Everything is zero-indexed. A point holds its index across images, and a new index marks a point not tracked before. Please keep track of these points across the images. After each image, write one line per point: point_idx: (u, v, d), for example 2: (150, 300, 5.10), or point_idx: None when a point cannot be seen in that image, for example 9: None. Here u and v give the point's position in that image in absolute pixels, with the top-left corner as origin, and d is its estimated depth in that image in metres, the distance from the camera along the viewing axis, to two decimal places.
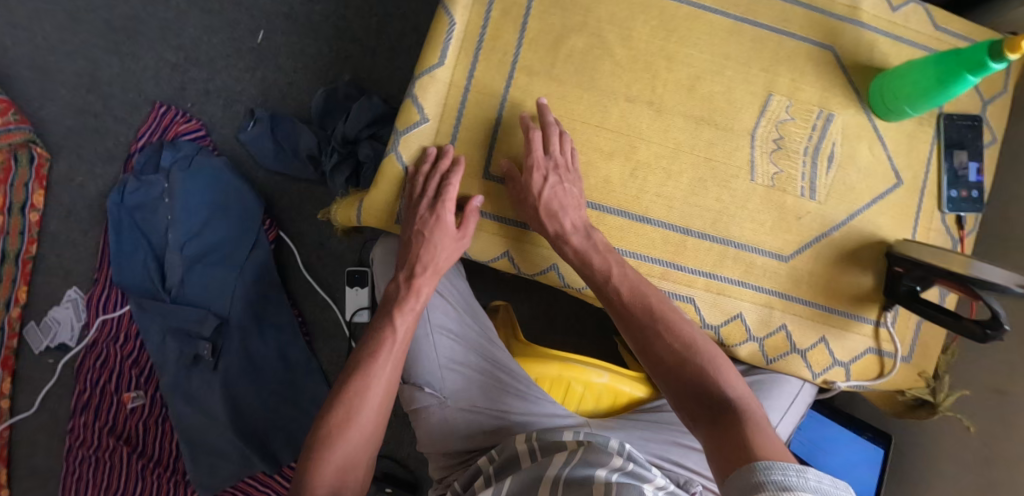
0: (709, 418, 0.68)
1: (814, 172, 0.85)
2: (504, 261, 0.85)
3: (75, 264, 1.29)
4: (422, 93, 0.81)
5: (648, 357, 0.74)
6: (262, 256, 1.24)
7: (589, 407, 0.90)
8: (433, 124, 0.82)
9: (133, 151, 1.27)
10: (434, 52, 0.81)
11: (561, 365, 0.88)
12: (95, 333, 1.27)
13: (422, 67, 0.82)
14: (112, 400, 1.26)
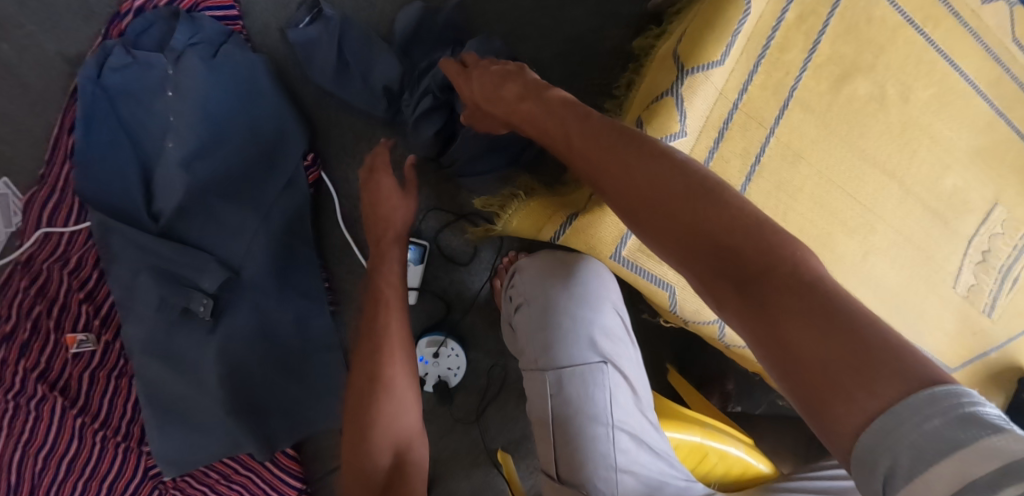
0: (740, 299, 0.48)
1: (999, 291, 0.79)
2: (711, 325, 0.70)
3: (13, 145, 0.95)
4: (691, 99, 0.63)
5: (660, 226, 0.53)
6: (297, 199, 0.96)
7: (714, 478, 0.80)
8: (689, 140, 0.65)
9: (125, 13, 0.93)
10: (716, 48, 0.63)
11: (704, 433, 0.79)
12: (30, 249, 0.93)
13: (695, 61, 0.63)
14: (48, 337, 0.93)
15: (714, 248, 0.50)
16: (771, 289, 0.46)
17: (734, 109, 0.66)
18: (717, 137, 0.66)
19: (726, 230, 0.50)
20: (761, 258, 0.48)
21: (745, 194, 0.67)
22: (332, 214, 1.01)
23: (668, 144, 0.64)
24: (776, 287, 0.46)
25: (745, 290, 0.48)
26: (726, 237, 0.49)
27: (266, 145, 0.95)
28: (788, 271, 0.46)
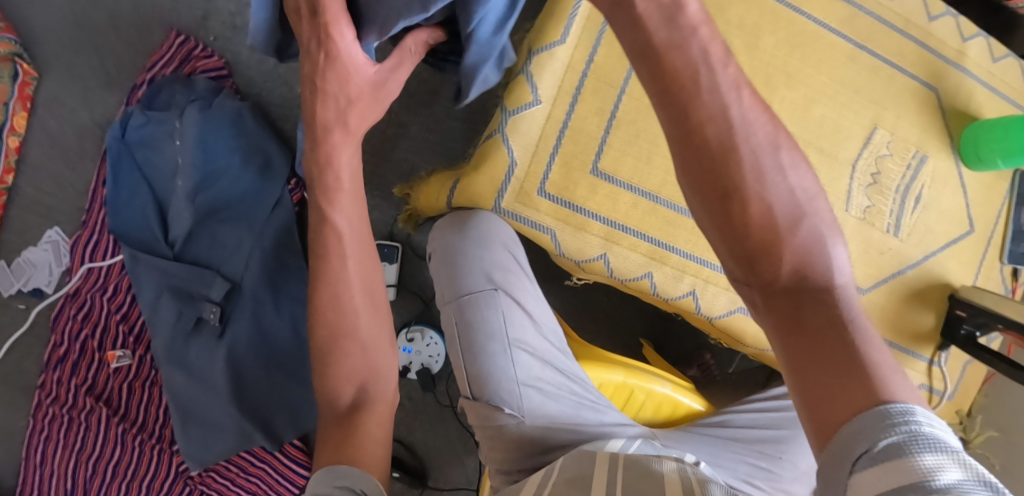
0: (790, 306, 0.53)
1: (901, 211, 0.86)
2: (598, 265, 0.80)
3: (56, 200, 1.14)
4: (538, 70, 0.77)
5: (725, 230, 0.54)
6: (285, 219, 1.13)
7: (646, 415, 0.90)
8: (544, 107, 0.78)
9: (139, 83, 1.13)
10: (557, 28, 0.78)
11: (626, 373, 0.87)
12: (77, 281, 1.13)
13: (541, 43, 0.78)
14: (93, 356, 1.13)
15: (727, 215, 0.53)
16: (773, 257, 0.53)
17: (583, 75, 0.78)
18: (572, 100, 0.78)
19: (750, 200, 0.53)
20: (795, 239, 0.53)
21: (605, 147, 0.78)
22: None
23: (525, 111, 0.77)
24: (773, 260, 0.53)
25: (734, 251, 0.54)
26: (759, 238, 0.53)
27: (257, 177, 1.12)
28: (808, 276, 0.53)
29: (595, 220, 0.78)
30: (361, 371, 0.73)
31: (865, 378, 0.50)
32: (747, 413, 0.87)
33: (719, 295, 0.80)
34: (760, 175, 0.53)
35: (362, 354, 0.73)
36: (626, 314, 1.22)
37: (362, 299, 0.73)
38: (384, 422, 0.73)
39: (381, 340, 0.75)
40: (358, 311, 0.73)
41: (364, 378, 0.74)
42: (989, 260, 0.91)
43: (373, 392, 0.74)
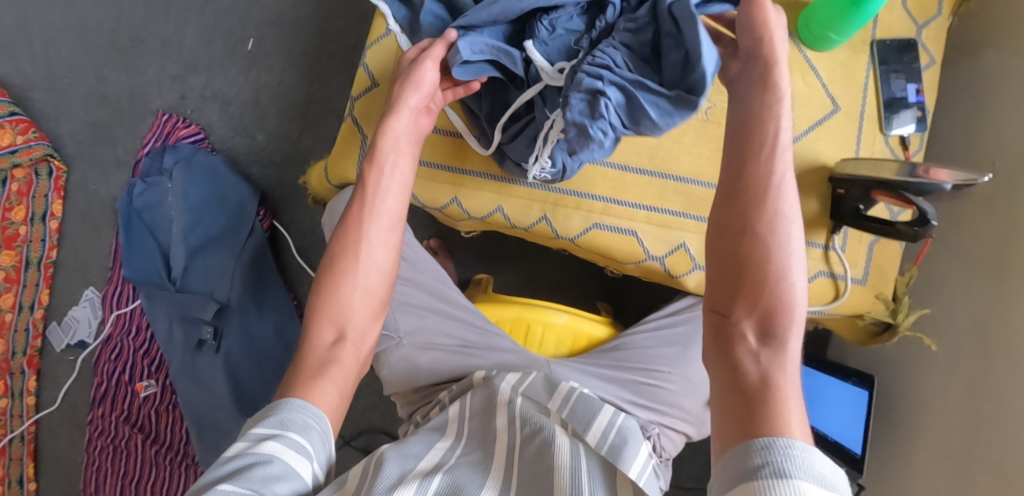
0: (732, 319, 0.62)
1: None
2: (451, 206, 0.94)
3: (90, 264, 1.40)
4: (371, 63, 0.96)
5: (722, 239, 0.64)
6: (258, 243, 1.32)
7: (551, 350, 0.96)
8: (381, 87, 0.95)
9: (140, 158, 1.38)
10: (383, 26, 0.96)
11: (522, 307, 0.97)
12: (110, 328, 1.36)
13: (374, 40, 0.96)
14: (127, 389, 1.34)
15: (726, 234, 0.64)
16: (761, 298, 0.61)
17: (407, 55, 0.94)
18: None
19: (768, 253, 0.62)
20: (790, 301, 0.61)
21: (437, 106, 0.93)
22: (289, 251, 1.36)
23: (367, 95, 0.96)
24: (768, 296, 0.61)
25: (724, 291, 0.63)
26: (739, 250, 0.63)
27: (234, 212, 1.33)
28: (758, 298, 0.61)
29: (441, 170, 0.93)
30: (345, 319, 0.76)
31: (770, 412, 0.56)
32: (643, 334, 0.92)
33: (571, 215, 0.91)
34: (786, 227, 0.62)
35: (344, 306, 0.77)
36: (576, 279, 1.25)
37: (375, 255, 0.78)
38: (341, 386, 0.74)
39: (370, 303, 0.78)
40: (370, 262, 0.77)
41: (344, 332, 0.76)
42: (867, 136, 0.91)
43: (340, 351, 0.75)
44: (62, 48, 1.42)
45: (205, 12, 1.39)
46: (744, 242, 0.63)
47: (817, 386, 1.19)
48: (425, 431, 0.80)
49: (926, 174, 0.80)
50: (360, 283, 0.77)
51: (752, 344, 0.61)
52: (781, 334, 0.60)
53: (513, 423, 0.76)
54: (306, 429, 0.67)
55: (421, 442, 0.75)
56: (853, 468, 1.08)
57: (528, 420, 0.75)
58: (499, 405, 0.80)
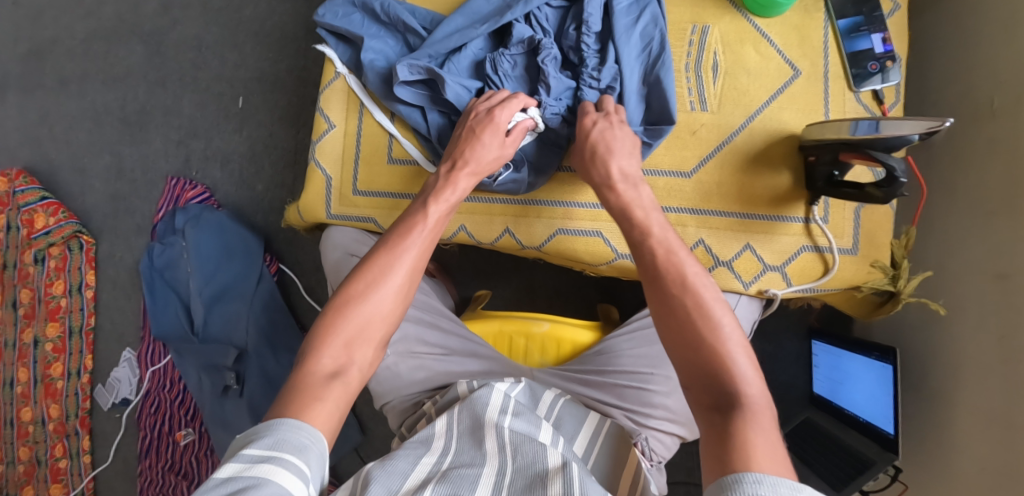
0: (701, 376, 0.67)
1: (700, 85, 0.90)
2: None
3: (124, 327, 1.48)
4: (326, 103, 1.00)
5: (664, 318, 0.70)
6: (269, 286, 1.39)
7: (537, 358, 0.99)
8: (338, 128, 0.99)
9: (156, 222, 1.46)
10: (331, 68, 1.00)
11: (503, 320, 1.01)
12: (148, 384, 1.44)
13: (326, 83, 1.00)
14: (168, 439, 1.41)
15: (669, 310, 0.70)
16: (717, 379, 0.66)
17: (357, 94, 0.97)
18: (358, 116, 0.98)
19: (707, 328, 0.68)
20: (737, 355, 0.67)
21: (392, 137, 0.96)
22: (298, 290, 1.43)
23: (326, 137, 1.00)
24: (725, 374, 0.66)
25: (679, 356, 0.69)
26: (684, 318, 0.69)
27: (243, 260, 1.39)
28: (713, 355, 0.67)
29: (401, 198, 0.97)
30: (355, 342, 0.74)
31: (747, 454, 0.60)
32: (624, 336, 0.95)
33: (534, 224, 0.94)
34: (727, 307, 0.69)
35: (357, 326, 0.75)
36: (569, 286, 1.26)
37: (394, 284, 0.77)
38: (340, 404, 0.71)
39: (383, 324, 0.76)
40: (383, 285, 0.76)
41: (351, 353, 0.73)
42: (835, 96, 0.89)
43: (346, 370, 0.72)
44: (80, 132, 1.51)
45: (197, 79, 1.48)
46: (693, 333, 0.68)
47: (841, 366, 1.15)
48: (410, 444, 0.73)
49: (892, 128, 0.75)
50: (369, 310, 0.75)
51: (717, 416, 0.64)
52: (742, 406, 0.64)
53: (504, 446, 0.71)
54: (302, 450, 0.63)
55: (406, 461, 0.69)
56: (886, 449, 1.03)
57: (518, 444, 0.71)
58: (488, 423, 0.74)
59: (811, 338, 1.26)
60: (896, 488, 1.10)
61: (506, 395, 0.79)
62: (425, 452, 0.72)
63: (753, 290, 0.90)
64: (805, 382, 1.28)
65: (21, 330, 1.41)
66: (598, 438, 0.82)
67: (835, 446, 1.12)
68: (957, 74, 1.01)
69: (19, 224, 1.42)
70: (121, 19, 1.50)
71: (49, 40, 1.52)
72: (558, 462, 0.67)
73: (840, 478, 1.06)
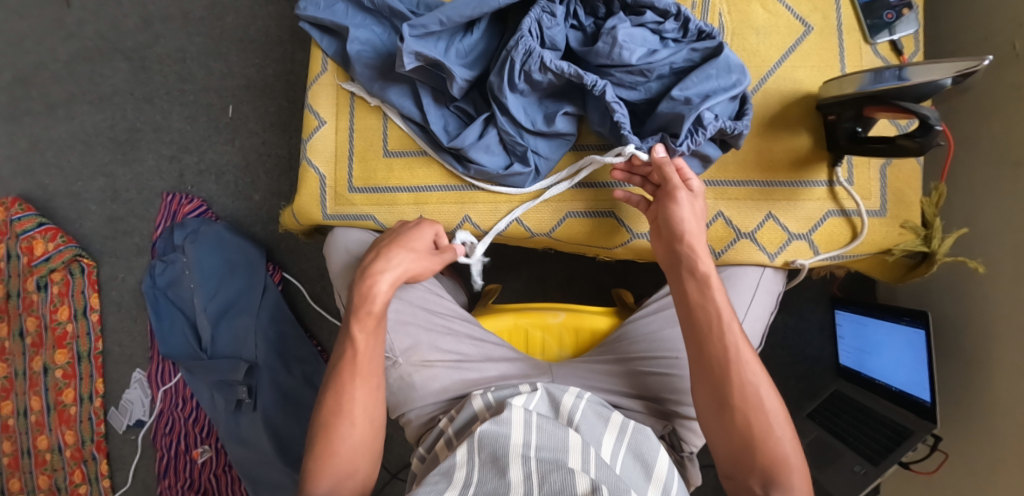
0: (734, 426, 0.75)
1: None
2: None
3: (133, 349, 1.45)
4: (314, 100, 0.96)
5: (709, 373, 0.76)
6: (275, 297, 1.36)
7: (555, 351, 0.97)
8: (329, 124, 0.96)
9: (155, 240, 1.42)
10: (317, 65, 0.97)
11: (516, 314, 0.97)
12: (161, 403, 1.41)
13: (313, 79, 0.97)
14: (186, 457, 1.38)
15: (709, 369, 0.76)
16: (756, 454, 0.73)
17: (347, 88, 0.94)
18: (349, 110, 0.95)
19: (740, 386, 0.75)
20: (764, 410, 0.74)
21: (387, 129, 0.93)
22: (303, 299, 1.41)
23: (317, 135, 0.96)
24: (766, 450, 0.73)
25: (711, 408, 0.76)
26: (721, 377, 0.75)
27: (248, 273, 1.36)
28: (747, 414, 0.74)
29: (401, 192, 0.93)
30: (343, 472, 0.78)
31: None
32: (643, 321, 0.91)
33: (543, 208, 0.91)
34: (756, 380, 0.75)
35: (340, 457, 0.78)
36: (580, 273, 1.23)
37: (361, 409, 0.80)
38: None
39: (360, 451, 0.80)
40: (354, 417, 0.79)
41: (342, 479, 0.78)
42: (851, 50, 0.85)
43: (344, 495, 0.78)
44: (70, 156, 1.47)
45: (185, 91, 1.45)
46: (732, 412, 0.75)
47: (867, 336, 1.11)
48: (431, 479, 0.69)
49: (923, 74, 0.71)
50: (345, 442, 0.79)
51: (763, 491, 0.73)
52: (785, 479, 0.72)
53: (531, 476, 0.67)
54: None
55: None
56: (924, 418, 0.99)
57: (546, 473, 0.67)
58: (511, 454, 0.70)
59: (834, 307, 1.20)
60: (934, 459, 1.05)
61: (527, 411, 0.74)
62: (446, 486, 0.68)
63: (779, 262, 0.87)
64: (830, 354, 1.24)
65: (31, 359, 1.38)
66: (626, 438, 0.77)
67: (868, 418, 1.07)
68: (970, 20, 0.97)
69: (18, 252, 1.39)
70: (102, 37, 1.47)
71: (32, 65, 1.47)
72: (588, 489, 0.64)
73: (878, 452, 1.01)
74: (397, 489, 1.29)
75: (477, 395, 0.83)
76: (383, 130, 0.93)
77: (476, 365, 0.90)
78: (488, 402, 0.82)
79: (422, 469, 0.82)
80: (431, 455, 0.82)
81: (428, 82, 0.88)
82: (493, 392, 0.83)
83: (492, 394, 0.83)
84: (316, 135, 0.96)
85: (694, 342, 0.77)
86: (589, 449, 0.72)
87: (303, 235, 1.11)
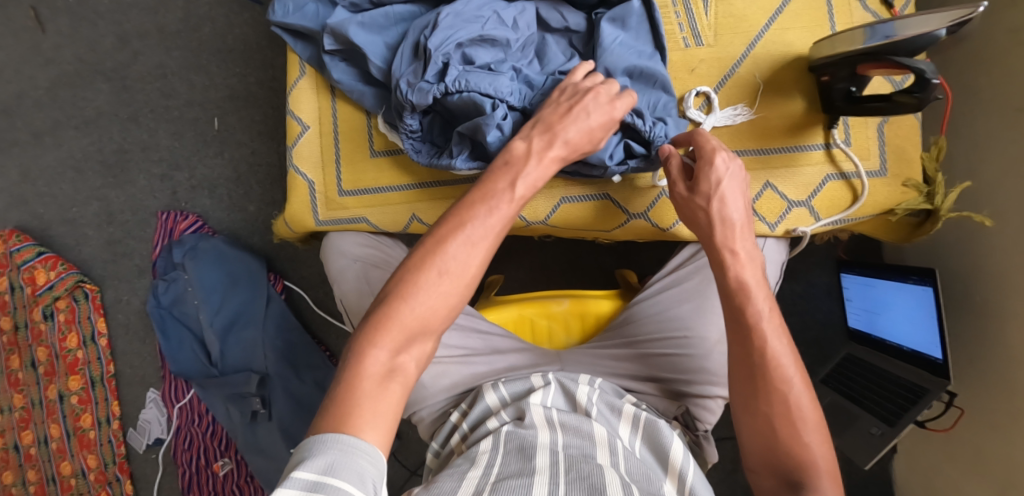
0: (752, 412, 0.72)
1: (691, 19, 0.84)
2: (416, 223, 0.94)
3: (145, 369, 1.46)
4: (296, 105, 0.94)
5: (740, 350, 0.73)
6: (279, 306, 1.36)
7: (561, 338, 0.96)
8: (313, 128, 0.94)
9: (155, 260, 1.42)
10: (296, 69, 0.95)
11: (520, 305, 0.97)
12: (177, 420, 1.42)
13: (292, 84, 0.95)
14: (208, 471, 1.39)
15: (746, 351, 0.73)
16: (785, 454, 0.69)
17: (329, 90, 0.93)
18: (332, 112, 0.93)
19: (778, 380, 0.71)
20: (800, 417, 0.70)
21: (373, 128, 0.92)
22: (308, 305, 1.41)
23: (302, 140, 0.95)
24: (790, 450, 0.69)
25: (742, 388, 0.73)
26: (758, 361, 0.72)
27: (249, 284, 1.36)
28: (782, 407, 0.70)
29: (395, 192, 0.92)
30: (419, 330, 0.66)
31: None
32: (647, 302, 0.90)
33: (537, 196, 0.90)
34: (795, 380, 0.71)
35: (421, 317, 0.66)
36: (583, 256, 1.22)
37: (457, 268, 0.68)
38: (399, 404, 0.64)
39: (439, 315, 0.67)
40: (455, 276, 0.68)
41: (410, 345, 0.66)
42: (840, 7, 0.83)
43: (405, 366, 0.65)
44: (62, 183, 1.46)
45: (169, 108, 1.43)
46: (758, 411, 0.71)
47: (874, 296, 1.09)
48: (456, 463, 0.70)
49: (915, 27, 0.69)
50: (433, 303, 0.67)
51: (788, 493, 0.68)
52: (812, 484, 0.67)
53: (558, 464, 0.66)
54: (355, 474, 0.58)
55: (452, 480, 0.66)
56: (936, 374, 0.97)
57: (574, 462, 0.66)
58: (538, 446, 0.69)
59: (840, 272, 1.18)
60: (950, 416, 1.04)
61: (546, 409, 0.76)
62: (469, 467, 0.68)
63: (780, 231, 0.85)
64: (840, 317, 1.23)
65: (45, 388, 1.38)
66: (641, 429, 0.76)
67: (882, 379, 1.06)
68: None
69: (21, 283, 1.38)
70: (81, 60, 1.45)
71: (14, 95, 1.46)
72: (618, 479, 0.63)
73: (894, 411, 1.00)
74: (418, 485, 1.30)
75: (490, 390, 0.83)
76: (368, 132, 0.92)
77: (486, 358, 0.89)
78: (503, 397, 0.82)
79: (438, 466, 0.82)
80: (447, 451, 0.81)
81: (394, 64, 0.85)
82: (507, 387, 0.83)
83: (506, 389, 0.82)
84: (300, 140, 0.95)
85: (734, 336, 0.74)
86: (615, 440, 0.72)
87: (298, 243, 1.09)
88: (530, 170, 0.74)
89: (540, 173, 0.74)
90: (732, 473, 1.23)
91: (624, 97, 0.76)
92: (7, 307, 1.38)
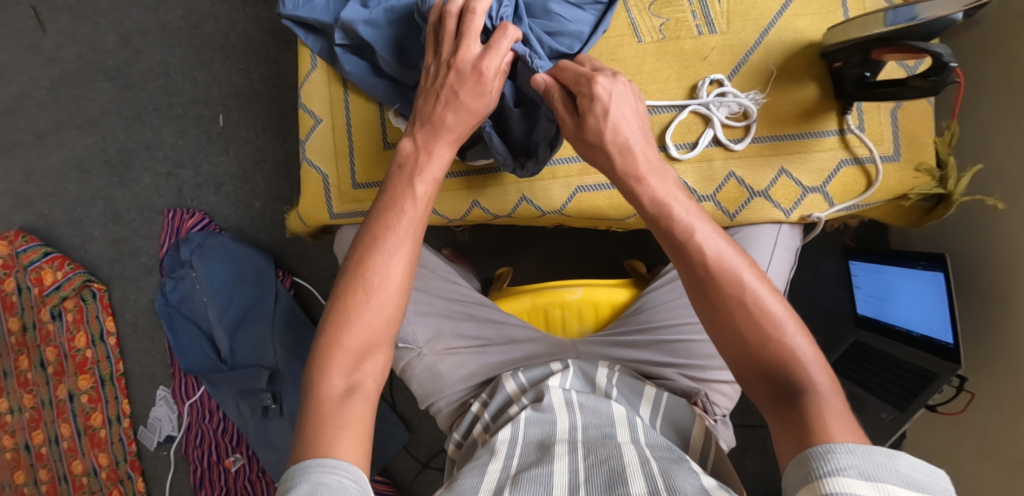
0: (731, 330, 0.63)
1: (703, 7, 0.84)
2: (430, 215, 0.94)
3: (155, 367, 1.46)
4: (307, 99, 0.94)
5: (685, 273, 0.66)
6: (287, 304, 1.36)
7: (576, 327, 0.96)
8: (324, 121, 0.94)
9: (162, 258, 1.42)
10: (306, 63, 0.95)
11: (534, 295, 0.97)
12: (188, 416, 1.42)
13: (303, 78, 0.95)
14: (219, 467, 1.39)
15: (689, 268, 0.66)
16: (764, 353, 0.61)
17: (341, 83, 0.93)
18: (344, 105, 0.93)
19: (730, 284, 0.63)
20: (766, 311, 0.62)
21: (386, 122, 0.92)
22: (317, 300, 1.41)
23: (314, 134, 0.95)
24: (767, 349, 0.61)
25: (699, 308, 0.66)
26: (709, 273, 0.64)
27: (257, 281, 1.36)
28: (743, 307, 0.63)
29: None
30: (364, 350, 0.65)
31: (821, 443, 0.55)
32: (662, 289, 0.92)
33: (550, 186, 0.89)
34: (748, 280, 0.63)
35: (362, 338, 0.65)
36: (592, 247, 1.22)
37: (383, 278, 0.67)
38: (367, 417, 0.63)
39: (375, 329, 0.66)
40: (380, 287, 0.67)
41: (357, 369, 0.65)
42: None
43: (366, 385, 0.65)
44: (66, 183, 1.46)
45: (172, 105, 1.43)
46: (714, 304, 0.64)
47: (883, 283, 1.10)
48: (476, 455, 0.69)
49: (931, 10, 0.68)
50: (369, 317, 0.66)
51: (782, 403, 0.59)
52: (796, 377, 0.59)
53: (577, 450, 0.66)
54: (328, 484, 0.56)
55: (473, 474, 0.65)
56: (947, 360, 0.98)
57: (592, 447, 0.66)
58: (559, 436, 0.69)
59: (849, 260, 1.19)
60: (960, 400, 1.05)
61: (565, 392, 0.76)
62: (489, 459, 0.68)
63: (795, 217, 0.86)
64: (847, 304, 1.23)
65: (55, 387, 1.39)
66: (660, 411, 0.77)
67: (892, 366, 1.06)
68: None
69: (28, 284, 1.38)
70: (82, 59, 1.44)
71: (16, 96, 1.45)
72: (637, 460, 0.63)
73: (904, 397, 1.00)
74: (431, 477, 1.30)
75: (509, 378, 0.83)
76: (381, 124, 0.92)
77: (503, 347, 0.90)
78: (523, 384, 0.82)
79: (460, 456, 0.82)
80: (469, 441, 0.81)
81: (397, 40, 0.84)
82: (525, 373, 0.83)
83: (524, 376, 0.83)
84: (313, 133, 0.94)
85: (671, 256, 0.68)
86: (634, 419, 0.72)
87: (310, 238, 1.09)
88: (430, 163, 0.73)
89: (439, 162, 0.74)
90: (742, 459, 1.24)
91: (492, 56, 0.74)
92: (15, 308, 1.38)
